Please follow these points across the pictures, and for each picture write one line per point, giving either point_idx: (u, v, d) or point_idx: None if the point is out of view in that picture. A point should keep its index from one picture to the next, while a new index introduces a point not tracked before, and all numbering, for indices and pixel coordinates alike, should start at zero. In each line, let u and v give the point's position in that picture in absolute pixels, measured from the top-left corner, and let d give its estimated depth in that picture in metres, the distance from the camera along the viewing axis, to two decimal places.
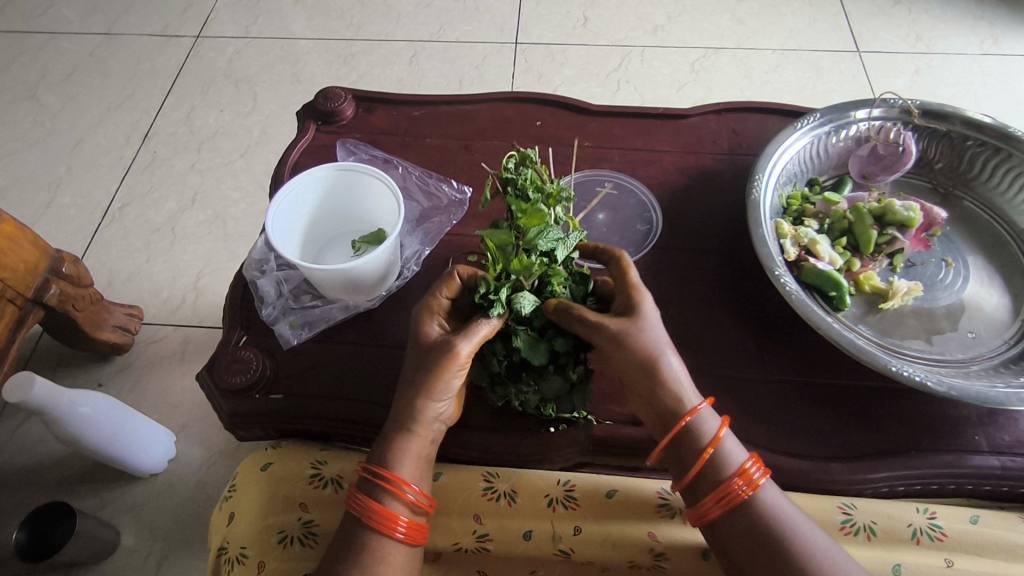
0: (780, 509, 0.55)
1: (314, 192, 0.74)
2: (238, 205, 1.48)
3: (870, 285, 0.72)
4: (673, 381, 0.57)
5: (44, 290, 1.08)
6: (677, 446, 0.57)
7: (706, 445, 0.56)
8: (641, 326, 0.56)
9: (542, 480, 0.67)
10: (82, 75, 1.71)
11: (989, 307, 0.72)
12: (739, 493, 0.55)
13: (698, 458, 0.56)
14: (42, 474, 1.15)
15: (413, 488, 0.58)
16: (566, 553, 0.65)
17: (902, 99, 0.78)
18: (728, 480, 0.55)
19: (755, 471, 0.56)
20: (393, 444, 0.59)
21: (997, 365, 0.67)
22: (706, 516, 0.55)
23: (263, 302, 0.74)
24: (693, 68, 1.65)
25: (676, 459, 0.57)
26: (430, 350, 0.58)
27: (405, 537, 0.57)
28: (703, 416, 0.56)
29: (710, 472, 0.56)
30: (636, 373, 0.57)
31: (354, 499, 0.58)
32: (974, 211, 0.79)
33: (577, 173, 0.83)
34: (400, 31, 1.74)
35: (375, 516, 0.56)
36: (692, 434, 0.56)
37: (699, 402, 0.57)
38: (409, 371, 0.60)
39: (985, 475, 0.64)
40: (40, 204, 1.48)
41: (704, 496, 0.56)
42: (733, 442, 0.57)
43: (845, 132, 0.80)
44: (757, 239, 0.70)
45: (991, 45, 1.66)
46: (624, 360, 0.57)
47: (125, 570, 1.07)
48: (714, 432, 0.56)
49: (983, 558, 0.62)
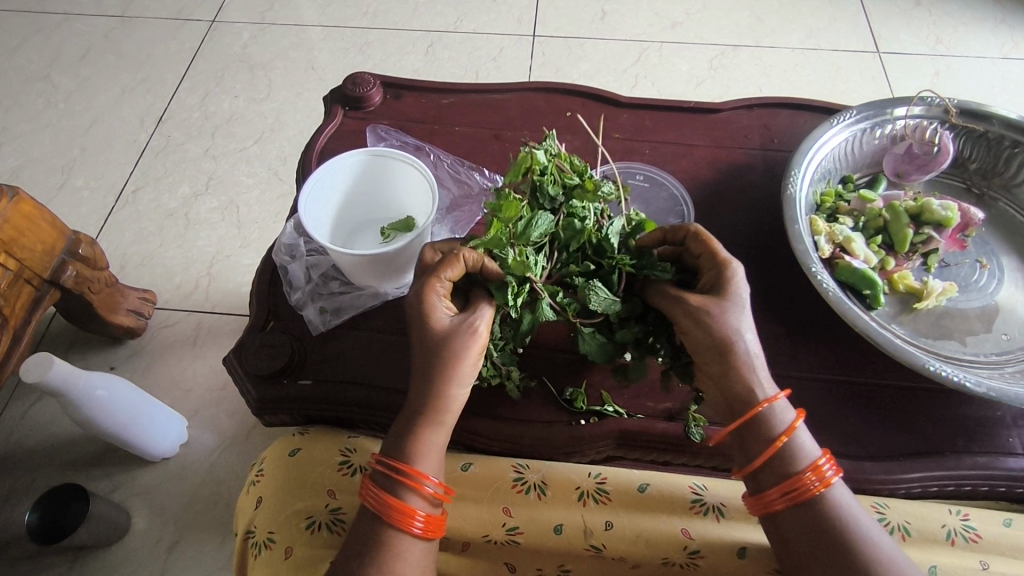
0: (848, 508, 0.54)
1: (347, 177, 0.73)
2: (252, 191, 1.47)
3: (904, 284, 0.71)
4: (748, 365, 0.55)
5: (61, 271, 1.07)
6: (747, 431, 0.56)
7: (779, 435, 0.55)
8: (723, 306, 0.55)
9: (572, 472, 0.67)
10: (96, 57, 1.70)
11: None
12: (808, 488, 0.54)
13: (769, 447, 0.55)
14: (53, 456, 1.14)
15: (432, 481, 0.57)
16: (598, 548, 0.64)
17: (941, 98, 0.78)
18: (799, 474, 0.54)
19: (828, 468, 0.55)
20: (410, 435, 0.57)
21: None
22: (771, 506, 0.55)
23: (293, 286, 0.73)
24: (711, 65, 1.64)
25: (744, 444, 0.56)
26: (451, 333, 0.56)
27: (422, 532, 0.56)
28: (779, 406, 0.56)
29: (779, 462, 0.55)
30: (709, 355, 0.56)
31: (368, 492, 0.56)
32: (1009, 212, 0.78)
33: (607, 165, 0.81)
34: (416, 21, 1.73)
35: (393, 512, 0.55)
36: (767, 422, 0.55)
37: (776, 391, 0.56)
38: (424, 359, 0.57)
39: (1019, 477, 0.63)
40: (53, 185, 1.48)
41: (770, 486, 0.55)
42: (804, 435, 0.56)
43: (883, 129, 0.79)
44: (792, 235, 0.69)
45: (1011, 49, 1.65)
46: (699, 339, 0.56)
47: (135, 554, 1.07)
48: (789, 422, 0.56)
49: (1018, 561, 0.62)
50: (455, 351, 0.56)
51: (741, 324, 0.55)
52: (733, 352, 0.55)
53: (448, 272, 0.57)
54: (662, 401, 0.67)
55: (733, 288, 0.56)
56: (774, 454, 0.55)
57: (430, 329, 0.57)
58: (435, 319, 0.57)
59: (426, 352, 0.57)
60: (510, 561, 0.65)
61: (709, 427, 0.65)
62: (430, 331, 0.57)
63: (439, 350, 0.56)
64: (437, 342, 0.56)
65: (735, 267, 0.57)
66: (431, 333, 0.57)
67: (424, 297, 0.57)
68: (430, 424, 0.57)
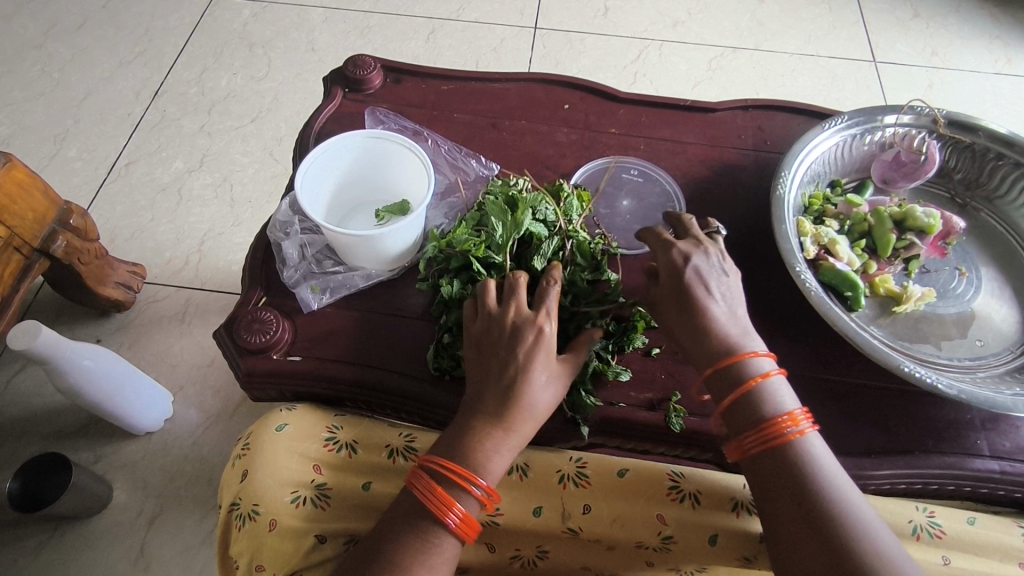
0: (821, 457, 0.57)
1: (345, 157, 0.73)
2: (246, 170, 1.47)
3: (885, 288, 0.73)
4: (721, 324, 0.61)
5: (50, 241, 1.07)
6: (722, 374, 0.60)
7: (753, 378, 0.59)
8: (684, 278, 0.62)
9: (553, 456, 0.68)
10: (93, 27, 1.68)
11: (997, 318, 0.73)
12: (781, 432, 0.57)
13: (743, 387, 0.59)
14: (36, 425, 1.14)
15: (481, 483, 0.57)
16: (575, 531, 0.66)
17: (931, 108, 0.79)
18: (771, 417, 0.57)
19: (803, 419, 0.58)
20: (486, 444, 0.58)
21: (1004, 373, 0.69)
22: (744, 447, 0.58)
23: (286, 264, 0.74)
24: (709, 67, 1.65)
25: (717, 388, 0.60)
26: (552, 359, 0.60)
27: (457, 528, 0.56)
28: (758, 359, 0.60)
29: (754, 404, 0.58)
30: (686, 327, 0.62)
31: (417, 477, 0.58)
32: (989, 223, 0.80)
33: (602, 157, 0.83)
34: (419, 7, 1.73)
35: (433, 499, 0.56)
36: (744, 367, 0.59)
37: (760, 348, 0.61)
38: (518, 372, 0.59)
39: (985, 478, 0.65)
40: (45, 154, 1.46)
41: (744, 427, 0.58)
42: (782, 387, 0.60)
43: (872, 136, 0.81)
44: (778, 235, 0.70)
45: (1004, 65, 1.68)
46: (672, 315, 0.63)
47: (115, 526, 1.07)
48: (766, 372, 0.60)
49: (978, 558, 0.64)
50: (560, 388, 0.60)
51: (694, 291, 0.62)
52: (706, 315, 0.61)
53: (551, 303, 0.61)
54: (643, 392, 0.68)
55: (675, 263, 0.63)
56: (748, 395, 0.59)
57: (547, 366, 0.59)
58: (548, 357, 0.60)
59: (535, 385, 0.59)
60: (491, 541, 0.67)
61: (691, 418, 0.66)
62: (542, 368, 0.59)
63: (548, 389, 0.59)
64: (549, 378, 0.59)
65: (682, 245, 0.64)
66: (546, 366, 0.59)
67: (545, 331, 0.60)
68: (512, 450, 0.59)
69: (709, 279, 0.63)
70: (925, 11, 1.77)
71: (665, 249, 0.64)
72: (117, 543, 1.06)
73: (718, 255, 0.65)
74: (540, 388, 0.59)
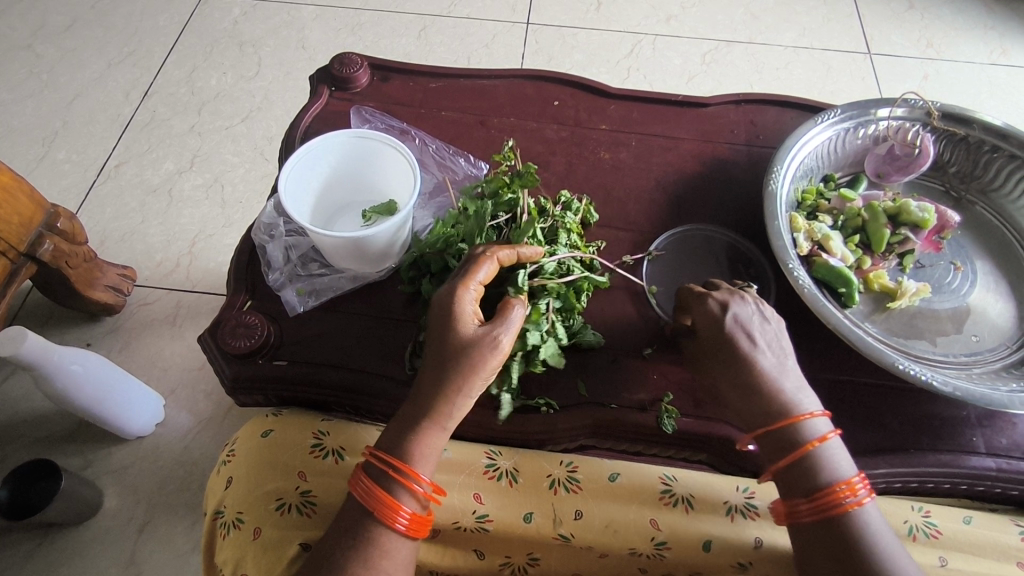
0: (878, 528, 0.56)
1: (330, 158, 0.72)
2: (237, 170, 1.45)
3: (879, 284, 0.72)
4: (773, 378, 0.60)
5: (37, 245, 1.06)
6: (778, 437, 0.59)
7: (811, 443, 0.58)
8: (727, 331, 0.61)
9: (545, 461, 0.67)
10: (81, 28, 1.66)
11: (993, 313, 0.72)
12: (839, 502, 0.56)
13: (797, 452, 0.58)
14: (27, 431, 1.13)
15: (424, 481, 0.57)
16: (566, 538, 0.65)
17: (924, 101, 0.78)
18: (829, 486, 0.56)
19: (860, 486, 0.57)
20: (414, 428, 0.58)
21: (1000, 369, 0.68)
22: (798, 515, 0.57)
23: (270, 267, 0.72)
24: (704, 60, 1.64)
25: (770, 450, 0.59)
26: (470, 334, 0.57)
27: (405, 529, 0.56)
28: (815, 420, 0.59)
29: (809, 470, 0.57)
30: (734, 384, 0.61)
31: (359, 481, 0.57)
32: (985, 216, 0.79)
33: (735, 234, 0.76)
34: (410, 3, 1.71)
35: (379, 505, 0.56)
36: (801, 431, 0.58)
37: (815, 408, 0.60)
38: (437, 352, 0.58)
39: (981, 476, 0.64)
40: (33, 157, 1.45)
41: (798, 493, 0.57)
42: (837, 452, 0.59)
43: (865, 130, 0.80)
44: (771, 231, 0.69)
45: (1000, 55, 1.67)
46: (717, 371, 0.62)
47: (107, 532, 1.06)
48: (822, 435, 0.59)
49: (975, 557, 0.63)
50: (478, 356, 0.57)
51: (738, 340, 0.61)
52: (752, 364, 0.60)
53: (482, 274, 0.59)
54: (636, 393, 0.67)
55: (713, 316, 0.62)
56: (804, 460, 0.58)
57: (457, 330, 0.57)
58: (462, 323, 0.58)
59: (448, 351, 0.57)
60: (479, 548, 0.66)
61: (683, 418, 0.65)
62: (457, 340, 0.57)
63: (460, 354, 0.57)
64: (462, 343, 0.57)
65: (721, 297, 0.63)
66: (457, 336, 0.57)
67: (460, 294, 0.58)
68: (437, 426, 0.58)
69: (754, 330, 0.62)
70: (920, 2, 1.76)
71: (700, 300, 0.63)
72: (108, 549, 1.05)
73: (756, 303, 0.64)
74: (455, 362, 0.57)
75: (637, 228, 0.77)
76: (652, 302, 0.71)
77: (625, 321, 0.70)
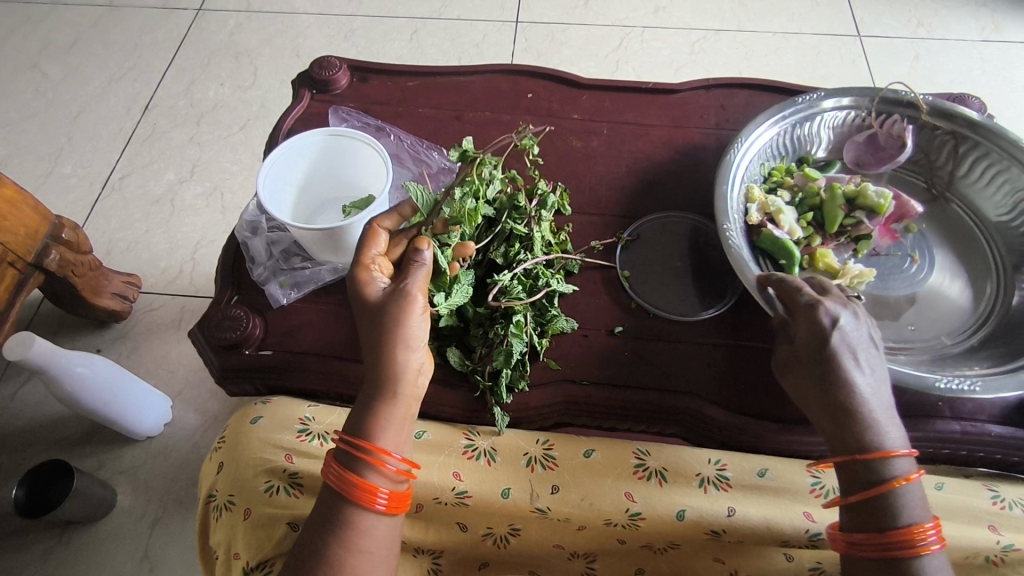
0: None
1: (306, 156, 0.75)
2: (236, 177, 1.49)
3: (824, 262, 0.72)
4: (863, 397, 0.58)
5: (44, 255, 1.10)
6: (855, 469, 0.57)
7: (890, 483, 0.56)
8: (835, 348, 0.58)
9: (521, 439, 0.70)
10: (84, 46, 1.72)
11: (936, 308, 0.74)
12: (910, 545, 0.54)
13: (874, 490, 0.56)
14: (42, 436, 1.18)
15: (394, 458, 0.60)
16: (543, 511, 0.68)
17: (914, 93, 0.77)
18: (896, 529, 0.55)
19: (931, 536, 0.55)
20: (373, 409, 0.61)
21: (924, 358, 0.70)
22: (856, 547, 0.57)
23: (254, 262, 0.76)
24: (692, 50, 1.66)
25: (848, 480, 0.58)
26: (382, 307, 0.61)
27: (385, 508, 0.59)
28: (898, 460, 0.57)
29: (882, 509, 0.56)
30: (824, 400, 0.59)
31: (331, 468, 0.60)
32: (960, 215, 0.79)
33: (695, 215, 0.78)
34: (400, 8, 1.74)
35: (354, 489, 0.59)
36: (882, 469, 0.56)
37: (902, 447, 0.57)
38: (369, 337, 0.62)
39: (946, 439, 0.66)
40: (41, 173, 1.50)
41: (863, 528, 0.57)
42: (914, 492, 0.57)
43: (848, 115, 0.80)
44: (718, 194, 0.72)
45: (993, 32, 1.66)
46: (806, 381, 0.60)
47: (120, 530, 1.11)
48: (905, 476, 0.57)
49: (947, 521, 0.65)
50: (398, 310, 0.61)
51: (842, 362, 0.58)
52: (851, 390, 0.58)
53: (374, 248, 0.65)
54: (606, 369, 0.69)
55: (822, 327, 0.58)
56: (879, 499, 0.56)
57: (367, 303, 0.62)
58: (374, 295, 0.62)
59: (374, 330, 0.61)
60: (461, 521, 0.70)
61: (657, 394, 0.68)
62: (371, 317, 0.62)
63: (382, 325, 0.61)
64: (378, 316, 0.61)
65: (826, 308, 0.59)
66: (369, 310, 0.62)
67: (359, 273, 0.63)
68: (389, 399, 0.61)
69: (859, 347, 0.59)
70: None
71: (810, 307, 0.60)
72: (123, 545, 1.10)
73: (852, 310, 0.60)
74: (383, 339, 0.61)
75: (608, 212, 0.79)
76: (624, 286, 0.73)
77: (594, 303, 0.73)
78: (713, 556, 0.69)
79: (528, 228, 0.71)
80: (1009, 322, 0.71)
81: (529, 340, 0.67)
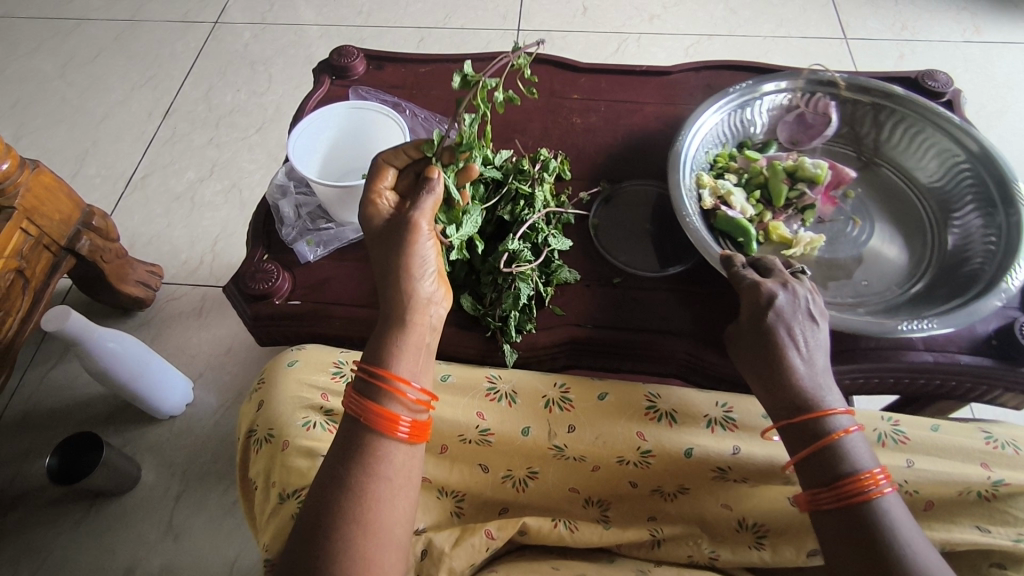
0: (897, 519, 0.57)
1: (331, 129, 0.83)
2: (253, 175, 1.57)
3: (777, 234, 0.79)
4: (798, 368, 0.64)
5: (76, 240, 1.17)
6: (802, 428, 0.62)
7: (831, 436, 0.61)
8: (772, 321, 0.65)
9: (540, 384, 0.75)
10: (107, 57, 1.81)
11: (885, 262, 0.80)
12: (862, 490, 0.58)
13: (819, 443, 0.61)
14: (69, 416, 1.24)
15: (413, 390, 0.65)
16: (560, 449, 0.73)
17: (831, 73, 0.86)
18: (847, 476, 0.59)
19: (881, 479, 0.59)
20: (388, 343, 0.66)
21: (878, 309, 0.75)
22: (819, 502, 0.60)
23: (283, 222, 0.82)
24: (687, 53, 1.74)
25: (795, 441, 0.63)
26: (387, 238, 0.68)
27: (406, 434, 0.63)
28: (838, 417, 0.62)
29: (830, 460, 0.60)
30: (766, 370, 0.65)
31: (353, 399, 0.64)
32: (893, 179, 0.86)
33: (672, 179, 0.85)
34: (408, 18, 1.84)
35: (376, 417, 0.62)
36: (824, 425, 0.61)
37: (841, 407, 0.63)
38: (382, 265, 0.68)
39: (920, 368, 0.71)
40: (67, 174, 1.58)
41: (820, 483, 0.60)
42: (857, 444, 0.61)
43: (776, 99, 0.88)
44: (673, 185, 0.77)
45: (973, 33, 1.75)
46: (749, 356, 0.67)
47: (145, 502, 1.16)
48: (846, 430, 0.62)
49: (943, 459, 0.70)
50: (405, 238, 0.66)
51: (778, 335, 0.65)
52: (785, 361, 0.64)
53: (386, 181, 0.71)
54: (606, 312, 0.76)
55: (761, 302, 0.66)
56: (826, 451, 0.61)
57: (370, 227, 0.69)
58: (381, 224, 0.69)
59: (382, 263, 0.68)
60: (483, 463, 0.74)
61: (665, 337, 0.74)
62: (381, 247, 0.68)
63: (392, 251, 0.67)
64: (388, 243, 0.68)
65: (767, 289, 0.67)
66: (380, 239, 0.68)
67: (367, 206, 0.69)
68: (400, 327, 0.66)
69: (794, 322, 0.66)
70: None
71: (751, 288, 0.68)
72: (148, 517, 1.14)
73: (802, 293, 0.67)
74: (389, 270, 0.67)
75: (607, 178, 0.86)
76: (603, 249, 0.80)
77: (593, 256, 0.80)
78: (722, 504, 0.72)
79: (531, 188, 0.78)
80: (949, 268, 0.77)
81: (534, 287, 0.74)
